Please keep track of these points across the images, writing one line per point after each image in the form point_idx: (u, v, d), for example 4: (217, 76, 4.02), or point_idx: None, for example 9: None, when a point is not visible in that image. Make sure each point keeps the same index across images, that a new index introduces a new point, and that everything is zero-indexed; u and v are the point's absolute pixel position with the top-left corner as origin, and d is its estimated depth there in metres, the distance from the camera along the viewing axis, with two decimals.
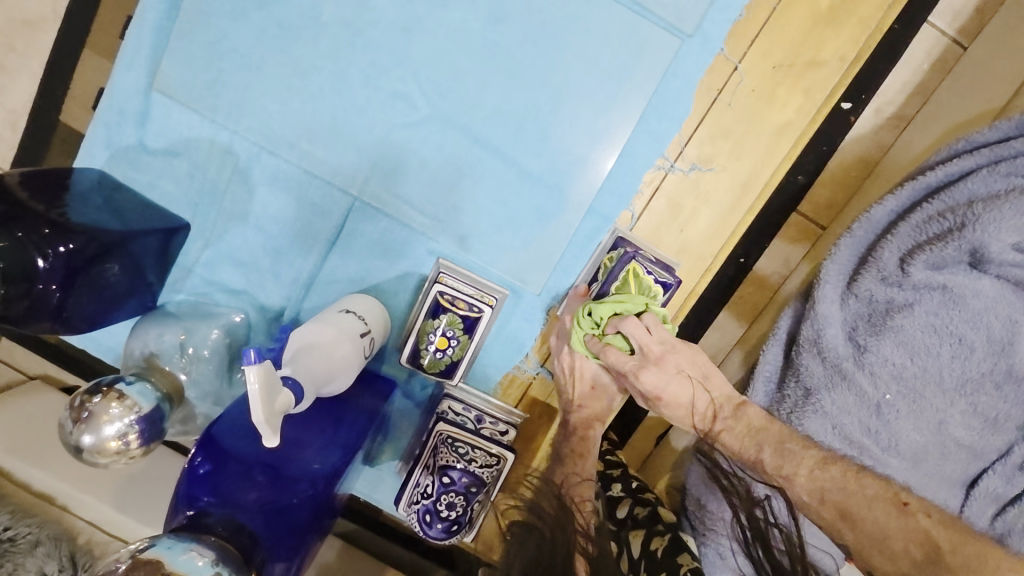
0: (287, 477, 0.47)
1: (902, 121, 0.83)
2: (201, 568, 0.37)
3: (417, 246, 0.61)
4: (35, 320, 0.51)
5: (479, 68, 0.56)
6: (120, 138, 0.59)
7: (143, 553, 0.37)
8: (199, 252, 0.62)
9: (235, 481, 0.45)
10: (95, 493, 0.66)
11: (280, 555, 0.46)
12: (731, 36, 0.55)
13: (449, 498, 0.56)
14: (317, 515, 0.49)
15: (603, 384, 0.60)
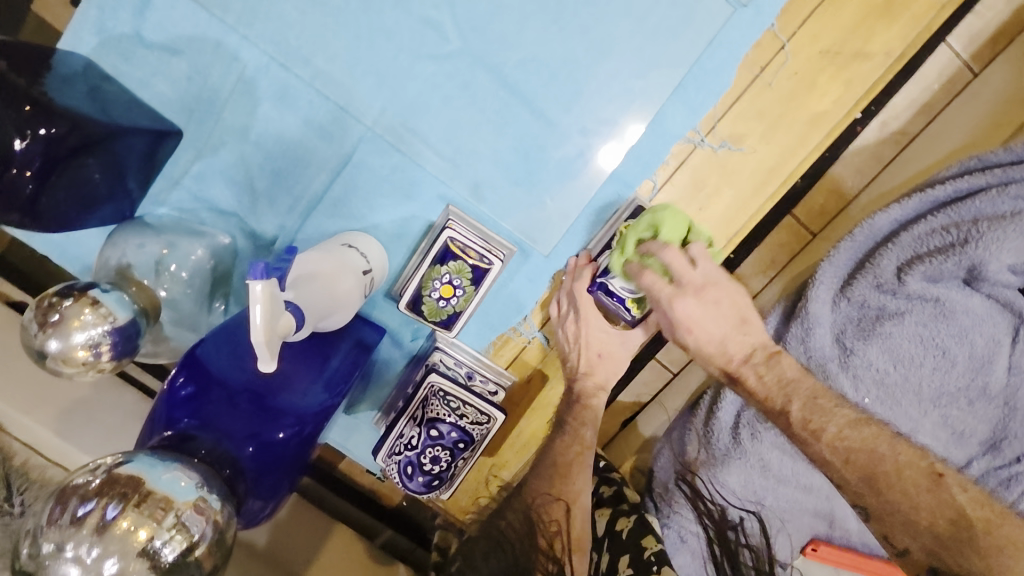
0: (273, 408, 0.44)
1: (904, 138, 0.79)
2: (184, 490, 0.35)
3: (428, 189, 0.57)
4: (3, 210, 0.46)
5: (521, 7, 0.52)
6: (113, 26, 0.53)
7: (120, 468, 0.35)
8: (190, 164, 0.57)
9: (219, 408, 0.43)
10: (33, 414, 0.59)
11: (260, 492, 0.44)
12: (784, 13, 0.53)
13: (434, 452, 0.54)
14: (301, 455, 0.46)
15: (611, 353, 0.60)
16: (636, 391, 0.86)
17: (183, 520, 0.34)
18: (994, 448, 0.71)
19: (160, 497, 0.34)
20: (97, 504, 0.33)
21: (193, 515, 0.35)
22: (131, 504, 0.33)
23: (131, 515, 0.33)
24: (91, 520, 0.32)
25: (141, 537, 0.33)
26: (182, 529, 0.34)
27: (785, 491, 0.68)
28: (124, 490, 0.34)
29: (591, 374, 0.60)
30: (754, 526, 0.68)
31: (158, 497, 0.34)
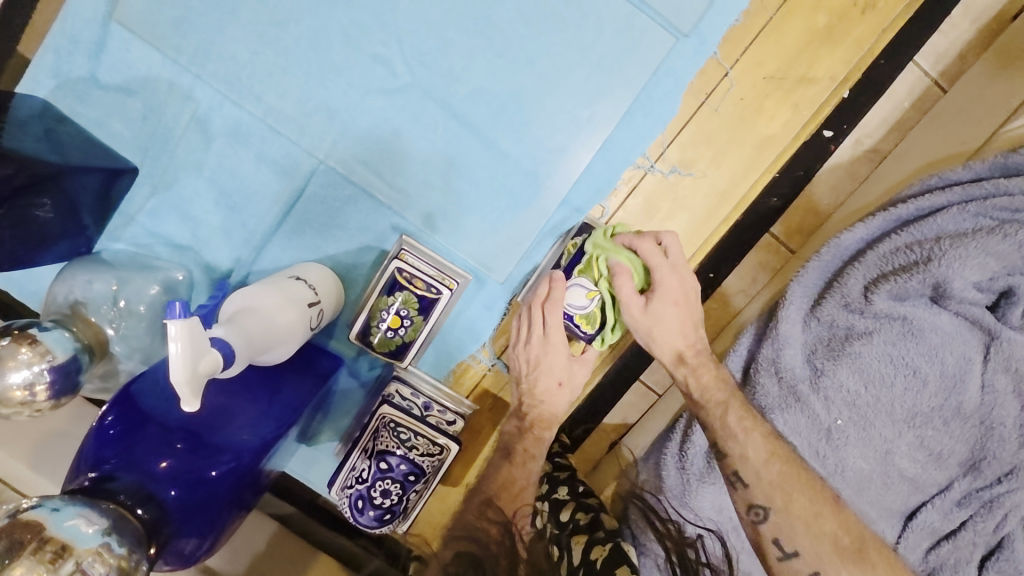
0: (210, 446, 0.44)
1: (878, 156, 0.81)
2: (87, 536, 0.35)
3: (381, 220, 0.58)
4: None
5: (468, 42, 0.53)
6: (70, 69, 0.54)
7: (22, 514, 0.34)
8: (144, 200, 0.58)
9: (150, 445, 0.43)
10: (8, 448, 0.57)
11: (190, 532, 0.43)
12: (726, 42, 0.54)
13: (384, 485, 0.53)
14: (238, 493, 0.45)
15: (571, 382, 0.59)
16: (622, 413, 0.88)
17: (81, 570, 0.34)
18: (974, 469, 0.69)
19: (58, 544, 0.34)
20: None
21: (92, 564, 0.34)
22: (27, 551, 0.33)
23: (24, 562, 0.33)
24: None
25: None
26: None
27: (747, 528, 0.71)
28: (20, 537, 0.33)
29: (545, 403, 0.60)
30: (715, 544, 0.67)
31: (55, 544, 0.34)
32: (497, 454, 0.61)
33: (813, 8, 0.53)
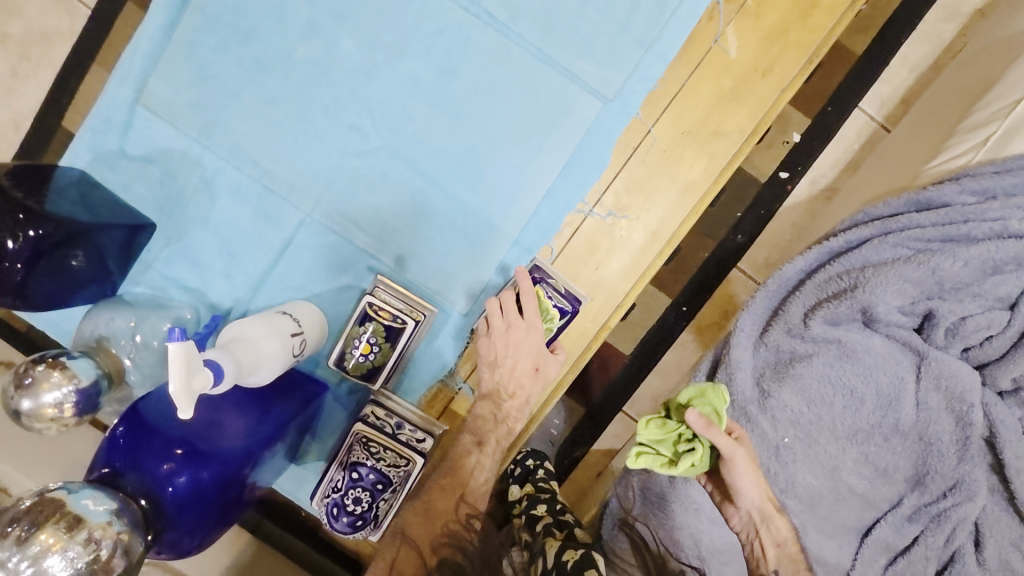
0: (202, 454, 0.52)
1: (832, 192, 1.06)
2: (97, 513, 0.45)
3: (360, 262, 0.67)
4: None
5: (427, 111, 0.64)
6: (102, 144, 0.66)
7: (49, 493, 0.44)
8: (160, 250, 0.67)
9: (152, 452, 0.51)
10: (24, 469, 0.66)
11: (183, 525, 0.52)
12: (647, 103, 0.64)
13: (356, 493, 0.61)
14: (225, 494, 0.54)
15: (546, 367, 0.63)
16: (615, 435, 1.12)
17: (88, 540, 0.43)
18: (920, 484, 0.73)
19: (74, 516, 0.44)
20: (23, 520, 0.43)
21: (95, 537, 0.44)
22: (49, 521, 0.43)
23: (48, 529, 0.43)
24: (15, 534, 0.42)
25: (54, 548, 0.42)
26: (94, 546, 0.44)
27: (720, 533, 0.76)
28: (46, 510, 0.43)
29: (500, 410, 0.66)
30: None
31: (72, 516, 0.44)
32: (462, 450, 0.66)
33: (718, 73, 0.63)
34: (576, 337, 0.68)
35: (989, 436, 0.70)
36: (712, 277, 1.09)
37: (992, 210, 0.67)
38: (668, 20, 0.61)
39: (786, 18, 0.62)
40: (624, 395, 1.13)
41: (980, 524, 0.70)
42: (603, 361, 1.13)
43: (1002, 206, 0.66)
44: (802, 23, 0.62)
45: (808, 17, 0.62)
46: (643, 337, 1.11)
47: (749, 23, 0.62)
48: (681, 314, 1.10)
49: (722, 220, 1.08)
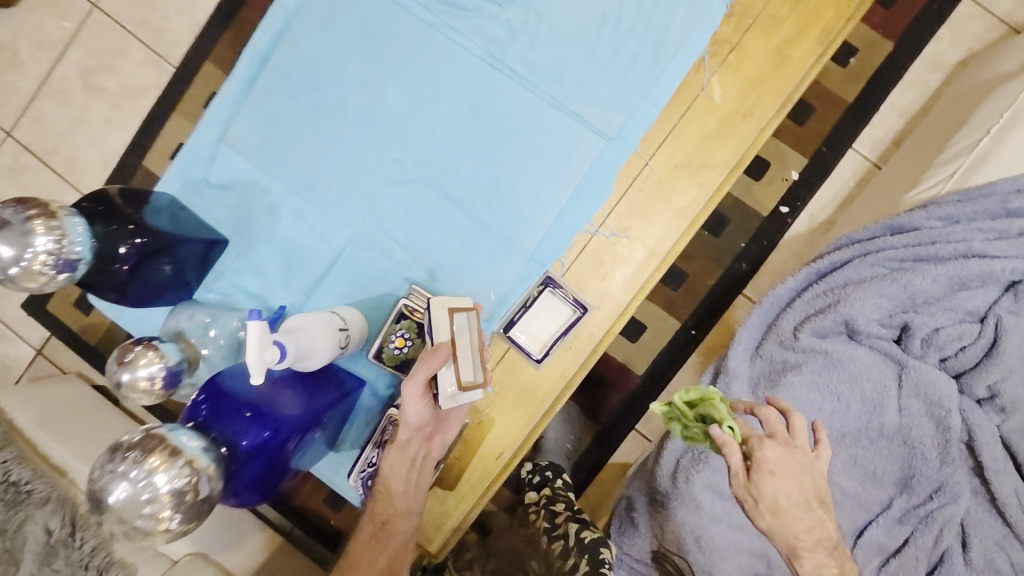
0: (266, 416, 0.61)
1: (830, 225, 1.15)
2: (193, 447, 0.54)
3: (398, 274, 0.78)
4: (103, 290, 0.67)
5: (458, 147, 0.77)
6: (190, 175, 0.79)
7: (154, 429, 0.54)
8: (231, 262, 0.79)
9: (227, 411, 0.60)
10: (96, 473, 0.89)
11: (246, 475, 0.60)
12: (644, 141, 0.75)
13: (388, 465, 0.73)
14: (280, 454, 0.62)
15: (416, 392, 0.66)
16: (628, 452, 1.21)
17: (181, 466, 0.52)
18: (908, 487, 0.78)
19: (175, 447, 0.53)
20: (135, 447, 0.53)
21: (191, 464, 0.53)
22: (158, 447, 0.53)
23: (156, 453, 0.52)
24: (130, 459, 0.52)
25: (160, 469, 0.52)
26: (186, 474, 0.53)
27: (717, 530, 0.80)
28: (154, 440, 0.53)
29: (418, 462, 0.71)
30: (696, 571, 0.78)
31: (173, 446, 0.53)
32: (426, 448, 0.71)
33: (704, 116, 0.74)
34: (584, 341, 0.76)
35: (968, 440, 0.76)
36: (719, 302, 1.17)
37: (956, 232, 0.74)
38: (661, 73, 0.74)
39: (762, 70, 0.73)
40: (638, 413, 1.20)
41: (965, 524, 0.76)
42: (617, 380, 1.20)
43: (964, 229, 0.74)
44: (775, 74, 0.73)
45: (781, 69, 0.73)
46: (655, 358, 1.19)
47: (731, 74, 0.73)
48: (690, 336, 1.18)
49: (727, 250, 1.17)
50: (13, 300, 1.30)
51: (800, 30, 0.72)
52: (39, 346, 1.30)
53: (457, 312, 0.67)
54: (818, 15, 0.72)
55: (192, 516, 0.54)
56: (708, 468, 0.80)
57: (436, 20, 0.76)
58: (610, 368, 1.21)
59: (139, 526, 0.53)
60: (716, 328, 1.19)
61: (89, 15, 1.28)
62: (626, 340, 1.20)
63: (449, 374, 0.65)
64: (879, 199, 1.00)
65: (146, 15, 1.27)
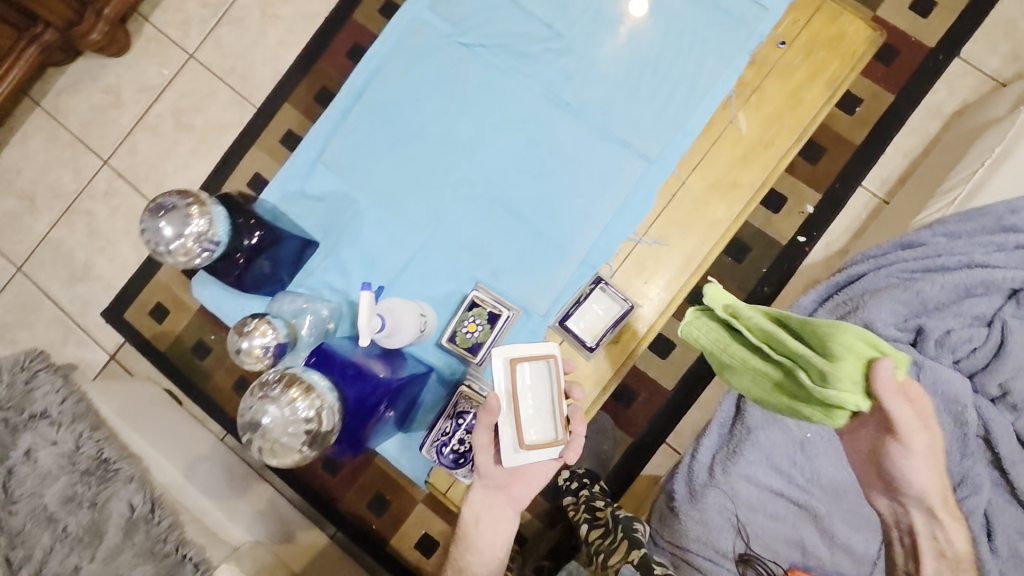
0: (364, 375, 0.71)
1: (845, 254, 1.26)
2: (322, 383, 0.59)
3: (464, 274, 0.88)
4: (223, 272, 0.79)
5: (520, 167, 0.89)
6: (289, 188, 0.93)
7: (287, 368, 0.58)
8: (320, 261, 0.91)
9: (333, 369, 0.70)
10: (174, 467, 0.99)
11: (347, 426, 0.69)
12: (681, 163, 0.87)
13: (461, 435, 0.81)
14: (373, 412, 0.72)
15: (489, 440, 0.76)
16: (658, 463, 1.27)
17: (314, 398, 0.57)
18: None
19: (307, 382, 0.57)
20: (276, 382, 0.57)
21: (322, 398, 0.58)
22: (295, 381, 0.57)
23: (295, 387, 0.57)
24: (272, 392, 0.56)
25: (299, 399, 0.56)
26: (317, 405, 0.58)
27: (754, 518, 0.87)
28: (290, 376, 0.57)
29: (497, 502, 0.80)
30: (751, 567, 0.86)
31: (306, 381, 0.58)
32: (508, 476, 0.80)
33: (733, 143, 0.86)
34: (629, 335, 0.85)
35: (985, 435, 0.83)
36: None
37: (959, 246, 0.83)
38: (696, 108, 0.87)
39: (781, 108, 0.85)
40: (669, 426, 1.27)
41: (988, 514, 0.81)
42: (647, 395, 1.28)
43: (966, 243, 0.83)
44: (793, 111, 0.85)
45: (796, 108, 0.85)
46: (683, 375, 1.27)
47: (754, 109, 0.86)
48: None
49: (750, 274, 1.27)
50: (95, 308, 1.44)
51: (811, 76, 0.84)
52: (113, 351, 1.43)
53: (524, 365, 0.76)
54: (827, 64, 0.84)
55: (319, 443, 0.58)
56: (742, 461, 0.88)
57: (503, 64, 0.90)
58: (640, 384, 1.28)
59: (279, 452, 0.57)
60: None
61: (184, 62, 1.47)
62: (656, 356, 1.28)
63: (513, 432, 0.74)
64: (889, 227, 1.10)
65: (233, 63, 1.46)
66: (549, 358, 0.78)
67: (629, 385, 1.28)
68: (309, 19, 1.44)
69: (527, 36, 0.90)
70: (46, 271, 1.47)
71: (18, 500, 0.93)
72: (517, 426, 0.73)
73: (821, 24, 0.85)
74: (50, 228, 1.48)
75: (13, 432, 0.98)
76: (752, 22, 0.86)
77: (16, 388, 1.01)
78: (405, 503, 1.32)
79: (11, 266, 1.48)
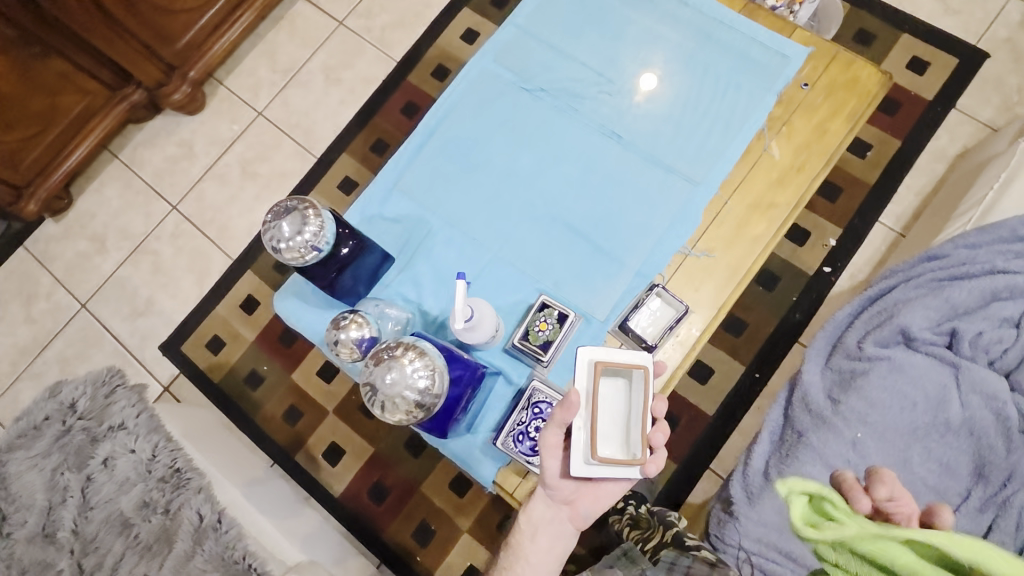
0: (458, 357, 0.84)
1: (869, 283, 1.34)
2: (432, 353, 0.74)
3: (530, 286, 0.97)
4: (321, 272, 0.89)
5: (578, 191, 1.00)
6: (368, 211, 1.03)
7: (405, 341, 0.74)
8: (395, 275, 0.99)
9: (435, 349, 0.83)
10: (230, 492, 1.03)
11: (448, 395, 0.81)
12: (723, 185, 0.97)
13: (536, 422, 0.87)
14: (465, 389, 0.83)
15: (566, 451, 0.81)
16: (704, 489, 1.28)
17: (429, 360, 0.72)
18: (983, 477, 0.89)
19: (420, 350, 0.73)
20: (401, 348, 0.72)
21: (433, 363, 0.73)
22: (412, 348, 0.72)
23: (414, 351, 0.72)
24: (397, 354, 0.71)
25: (417, 360, 0.71)
26: (430, 369, 0.72)
27: None
28: (407, 345, 0.73)
29: (561, 517, 0.84)
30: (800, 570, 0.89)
31: (420, 348, 0.73)
32: (574, 492, 0.84)
33: (768, 168, 0.97)
34: (685, 340, 0.92)
35: None
36: (779, 349, 1.32)
37: (980, 255, 0.92)
38: (733, 138, 0.98)
39: (809, 138, 0.97)
40: (712, 450, 1.29)
41: None
42: (689, 420, 1.31)
43: (987, 252, 0.92)
44: (820, 139, 0.97)
45: (823, 137, 0.97)
46: (723, 400, 1.31)
47: (785, 139, 0.98)
48: (754, 379, 1.31)
49: (781, 303, 1.34)
50: (153, 341, 1.52)
51: (834, 111, 0.97)
52: (167, 382, 1.49)
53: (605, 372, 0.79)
54: (847, 102, 0.97)
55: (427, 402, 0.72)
56: (798, 462, 0.92)
57: (562, 104, 1.04)
58: (681, 409, 1.32)
59: (398, 402, 0.70)
60: (777, 372, 1.31)
61: (253, 119, 1.64)
62: (695, 381, 1.33)
63: (585, 444, 0.79)
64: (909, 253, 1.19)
65: (298, 120, 1.62)
66: (640, 369, 0.80)
67: (671, 410, 1.33)
68: (368, 82, 1.62)
69: (582, 82, 1.04)
70: (109, 307, 1.55)
71: (95, 506, 0.96)
72: (591, 436, 0.77)
73: (838, 70, 0.99)
74: (117, 267, 1.58)
75: (91, 442, 1.00)
76: (777, 68, 1.00)
77: (96, 402, 1.02)
78: (449, 532, 1.30)
79: (75, 303, 1.56)
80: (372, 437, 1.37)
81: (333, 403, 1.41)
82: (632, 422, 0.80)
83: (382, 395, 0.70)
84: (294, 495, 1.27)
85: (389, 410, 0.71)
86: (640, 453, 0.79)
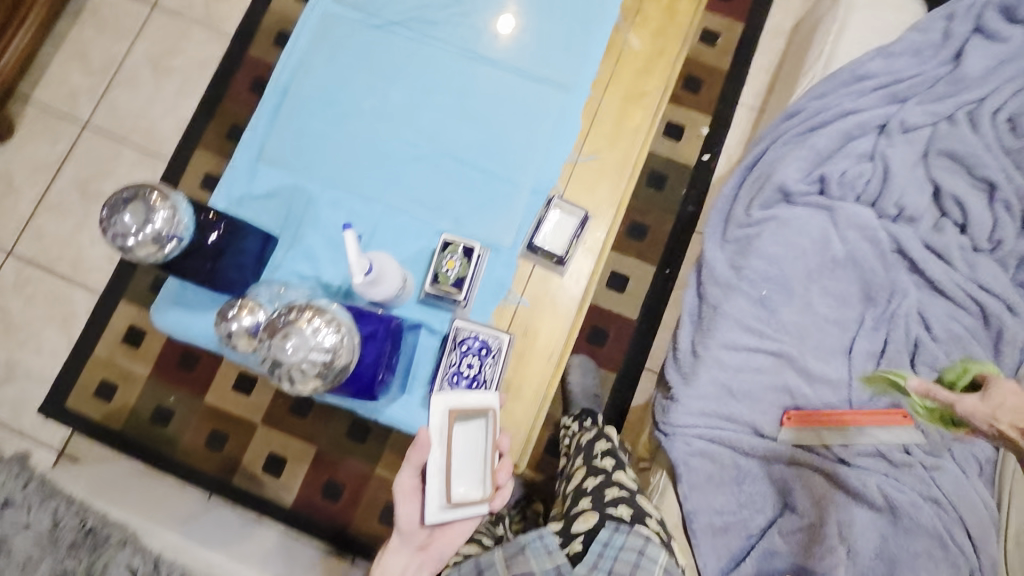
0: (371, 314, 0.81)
1: None
2: (338, 310, 0.74)
3: (429, 230, 0.93)
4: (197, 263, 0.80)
5: (454, 121, 0.96)
6: (235, 193, 0.94)
7: (306, 304, 0.72)
8: (284, 254, 0.92)
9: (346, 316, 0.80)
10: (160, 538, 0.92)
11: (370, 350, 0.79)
12: (595, 85, 0.97)
13: (468, 360, 0.86)
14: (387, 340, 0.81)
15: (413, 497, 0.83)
16: (645, 390, 1.34)
17: (332, 319, 0.71)
18: (871, 299, 0.98)
19: (318, 308, 0.72)
20: (305, 310, 0.71)
21: (338, 320, 0.72)
22: (313, 308, 0.71)
23: (315, 310, 0.71)
24: (297, 316, 0.70)
25: (317, 318, 0.70)
26: (334, 326, 0.71)
27: (741, 377, 0.96)
28: (305, 307, 0.72)
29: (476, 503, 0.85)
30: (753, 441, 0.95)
31: (321, 307, 0.72)
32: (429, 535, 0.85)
33: (632, 60, 0.98)
34: (592, 246, 0.94)
35: (899, 249, 0.99)
36: (681, 242, 1.38)
37: (830, 101, 1.00)
38: (593, 36, 0.98)
39: (663, 21, 0.99)
40: (644, 352, 1.35)
41: (922, 312, 0.98)
42: (616, 331, 1.35)
43: (833, 98, 0.99)
44: (672, 21, 0.98)
45: (674, 18, 0.99)
46: (642, 303, 1.36)
47: (641, 28, 0.99)
48: (666, 276, 1.37)
49: (673, 198, 1.40)
50: (28, 406, 1.32)
51: None
52: (60, 446, 1.31)
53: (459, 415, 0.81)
54: None
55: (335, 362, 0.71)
56: (717, 333, 0.97)
57: (417, 36, 0.98)
58: (607, 322, 1.36)
59: (307, 364, 0.69)
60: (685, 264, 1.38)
61: (78, 133, 1.43)
62: (613, 293, 1.37)
63: (438, 491, 0.81)
64: None
65: (133, 124, 1.43)
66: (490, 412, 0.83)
67: (598, 326, 1.36)
68: (203, 66, 1.45)
69: (433, 7, 0.98)
70: None
71: None
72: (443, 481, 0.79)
73: None
74: None
75: None
76: None
77: None
78: None
79: None
80: (309, 436, 1.30)
81: (258, 414, 1.31)
82: (483, 464, 0.83)
83: (288, 364, 0.69)
84: (239, 520, 1.18)
85: (299, 377, 0.70)
86: (489, 490, 0.83)
